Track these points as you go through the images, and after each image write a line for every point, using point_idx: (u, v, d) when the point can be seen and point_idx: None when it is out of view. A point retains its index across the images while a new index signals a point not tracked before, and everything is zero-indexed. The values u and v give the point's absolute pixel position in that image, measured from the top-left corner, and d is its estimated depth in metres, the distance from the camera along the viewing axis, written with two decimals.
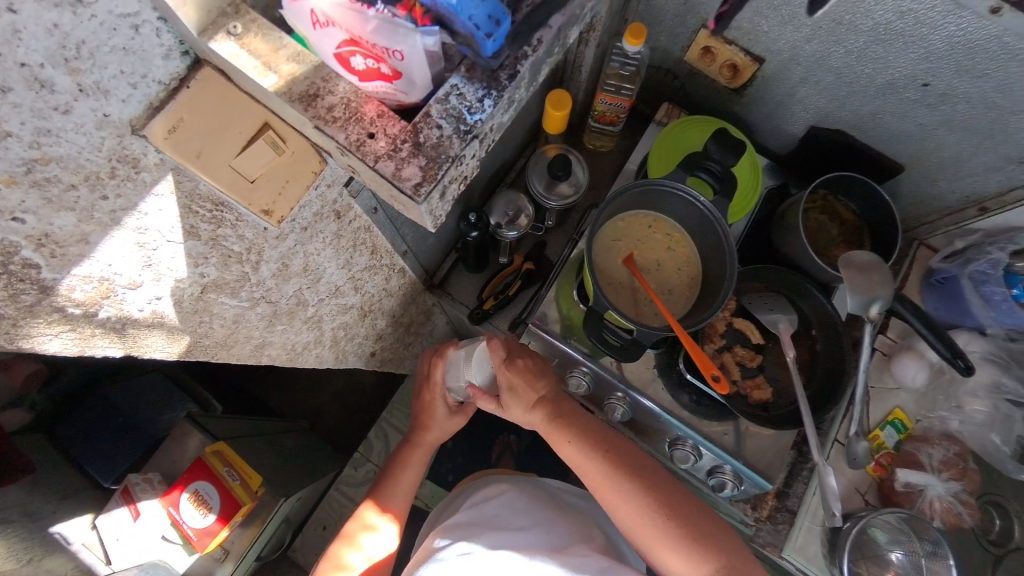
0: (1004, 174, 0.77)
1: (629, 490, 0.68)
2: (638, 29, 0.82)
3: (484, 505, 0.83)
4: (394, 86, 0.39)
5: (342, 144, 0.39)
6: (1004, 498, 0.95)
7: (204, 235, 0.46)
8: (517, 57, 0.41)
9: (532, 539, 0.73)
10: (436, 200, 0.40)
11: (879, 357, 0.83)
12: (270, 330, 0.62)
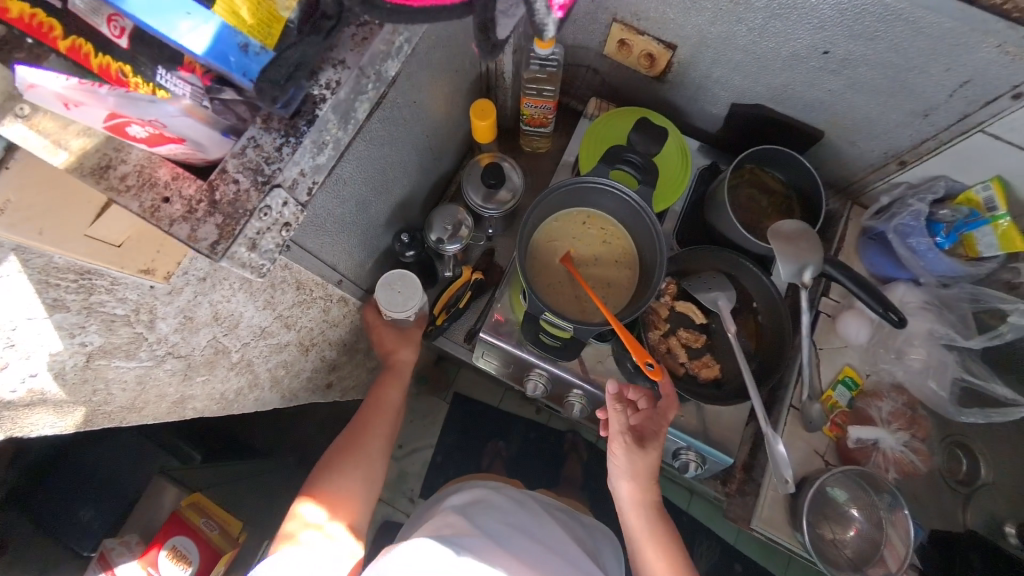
0: (914, 128, 0.77)
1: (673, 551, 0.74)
2: (546, 31, 0.82)
3: (471, 506, 0.84)
4: (186, 146, 0.42)
5: (140, 212, 0.40)
6: (963, 436, 0.97)
7: (74, 305, 0.44)
8: (313, 102, 0.43)
9: (518, 547, 0.75)
10: (245, 254, 0.41)
11: (824, 319, 0.84)
12: (189, 384, 0.60)
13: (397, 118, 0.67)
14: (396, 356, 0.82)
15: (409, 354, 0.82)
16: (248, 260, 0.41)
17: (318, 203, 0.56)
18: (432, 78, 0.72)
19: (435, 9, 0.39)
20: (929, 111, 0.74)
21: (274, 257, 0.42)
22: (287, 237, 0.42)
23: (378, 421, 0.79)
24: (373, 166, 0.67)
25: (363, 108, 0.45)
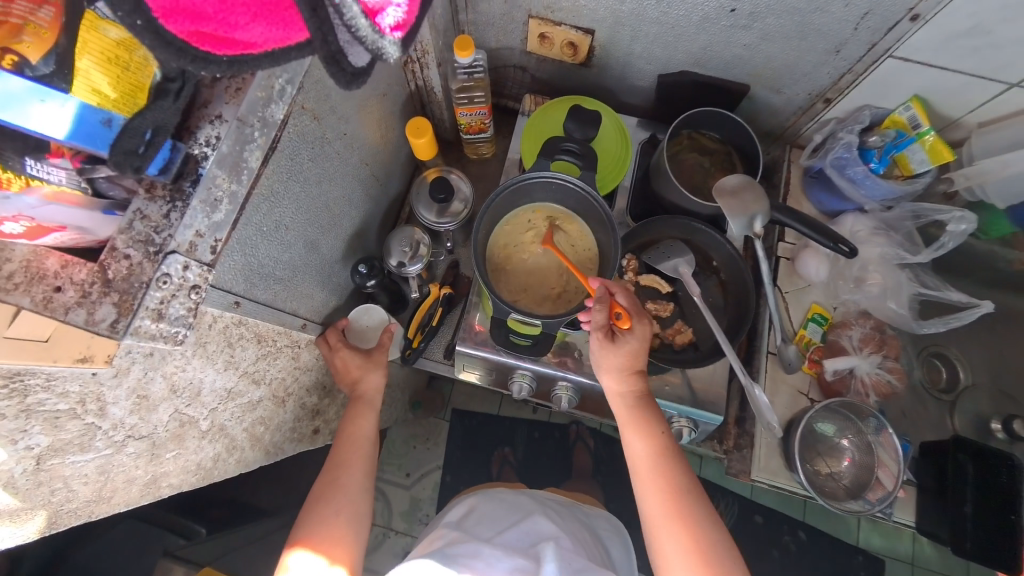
0: (830, 66, 0.78)
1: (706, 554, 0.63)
2: (465, 40, 0.80)
3: (465, 517, 0.89)
4: (74, 232, 0.37)
5: (30, 308, 0.35)
6: (937, 344, 1.01)
7: (7, 411, 0.36)
8: (197, 160, 0.40)
9: (513, 544, 0.80)
10: (151, 327, 0.38)
11: (785, 263, 0.87)
12: (157, 464, 0.52)
13: (325, 152, 0.65)
14: (364, 382, 0.76)
15: (379, 378, 0.77)
16: (157, 331, 0.38)
17: (257, 252, 0.55)
18: (358, 109, 0.71)
19: (278, 51, 0.33)
20: (840, 47, 0.74)
21: (187, 322, 0.40)
22: (198, 299, 0.40)
23: (352, 456, 0.75)
24: (312, 204, 0.66)
25: (255, 157, 0.43)
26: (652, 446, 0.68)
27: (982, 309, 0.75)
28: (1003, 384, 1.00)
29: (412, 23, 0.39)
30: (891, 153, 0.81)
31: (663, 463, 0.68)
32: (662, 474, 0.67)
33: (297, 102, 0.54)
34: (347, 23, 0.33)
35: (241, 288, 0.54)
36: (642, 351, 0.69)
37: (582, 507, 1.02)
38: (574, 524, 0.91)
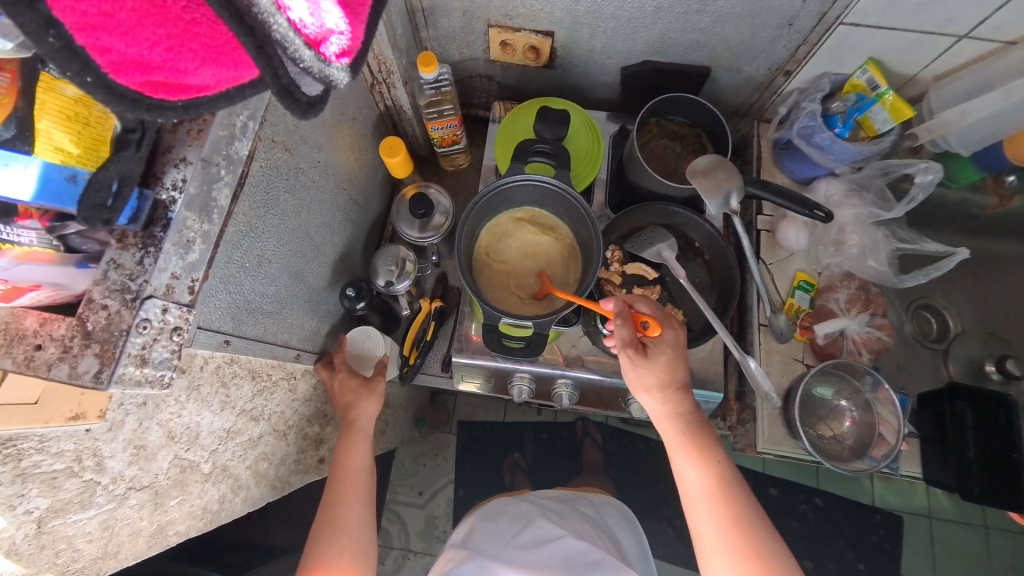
0: (786, 39, 0.77)
1: (751, 537, 0.59)
2: (429, 56, 0.76)
3: (473, 532, 0.93)
4: (47, 288, 0.39)
5: (10, 371, 0.35)
6: (925, 296, 1.03)
7: (3, 476, 0.35)
8: (165, 203, 0.39)
9: (518, 553, 0.83)
10: (132, 373, 0.36)
11: (766, 236, 0.88)
12: (162, 513, 0.52)
13: (299, 183, 0.64)
14: (357, 411, 0.74)
15: (373, 406, 0.75)
16: (143, 376, 0.37)
17: (241, 288, 0.54)
18: (329, 135, 0.71)
19: (232, 89, 0.33)
20: (793, 19, 0.74)
21: (173, 364, 0.38)
22: (182, 340, 0.38)
23: (349, 485, 0.72)
24: (293, 235, 0.65)
25: (224, 195, 0.41)
26: (683, 423, 0.65)
27: (960, 255, 0.75)
28: (991, 328, 1.01)
29: (359, 49, 0.38)
30: (853, 117, 0.79)
31: (697, 448, 0.64)
32: (699, 454, 0.64)
33: (263, 135, 0.54)
34: (293, 58, 0.31)
35: (230, 326, 0.53)
36: (679, 363, 0.66)
37: (592, 502, 1.03)
38: (583, 520, 0.92)
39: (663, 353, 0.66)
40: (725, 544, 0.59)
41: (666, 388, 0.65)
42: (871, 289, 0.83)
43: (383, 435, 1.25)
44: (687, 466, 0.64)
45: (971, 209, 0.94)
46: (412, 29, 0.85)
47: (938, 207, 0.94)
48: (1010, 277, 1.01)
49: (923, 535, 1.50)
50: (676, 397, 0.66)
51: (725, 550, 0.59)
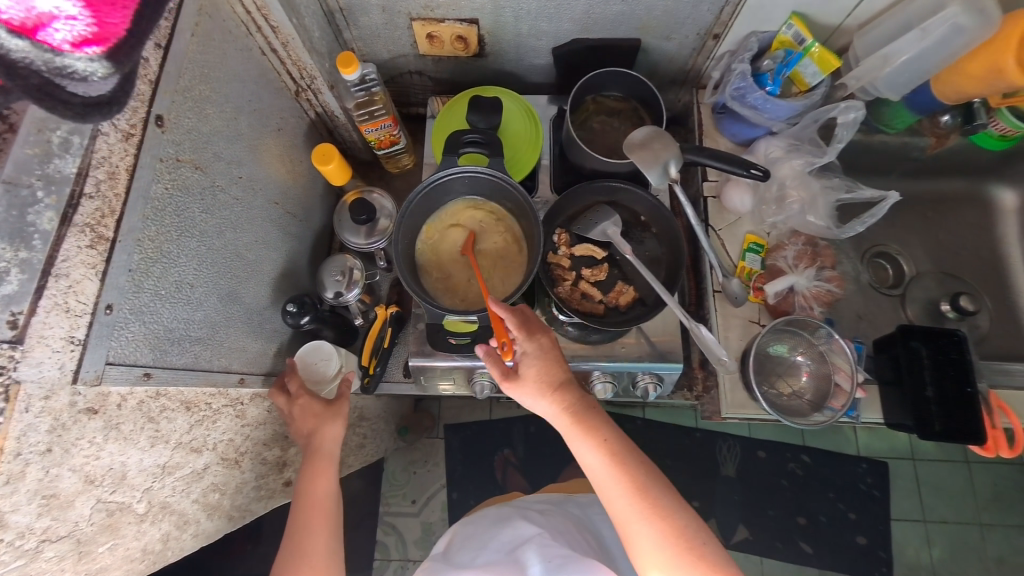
0: (710, 2, 0.75)
1: (656, 499, 0.58)
2: (349, 56, 0.72)
3: (452, 543, 0.92)
4: None
5: None
6: (882, 244, 1.03)
7: None
8: None
9: (499, 558, 0.82)
10: None
11: (713, 202, 0.87)
12: (93, 562, 0.49)
13: (218, 202, 0.61)
14: (320, 439, 0.70)
15: (337, 432, 0.71)
16: None
17: (159, 317, 0.52)
18: (250, 150, 0.67)
19: None
20: None
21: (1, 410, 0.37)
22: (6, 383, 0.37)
23: (315, 516, 0.67)
24: (218, 257, 0.61)
25: (48, 219, 0.40)
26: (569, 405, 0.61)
27: (891, 199, 0.76)
28: (945, 267, 1.01)
29: (122, 39, 0.33)
30: (783, 72, 0.77)
31: (588, 429, 0.60)
32: (592, 433, 0.60)
33: (164, 154, 0.51)
34: (11, 60, 0.30)
35: (151, 359, 0.51)
36: (551, 356, 0.63)
37: (577, 501, 1.01)
38: (563, 519, 0.91)
39: (535, 339, 0.63)
40: (643, 519, 0.57)
41: (540, 369, 0.62)
42: (818, 243, 0.83)
43: (363, 449, 1.22)
44: (588, 451, 0.60)
45: (915, 153, 0.93)
46: (332, 31, 0.80)
47: (883, 154, 0.94)
48: (958, 214, 1.01)
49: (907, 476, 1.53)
50: (551, 378, 0.62)
51: (644, 526, 0.57)
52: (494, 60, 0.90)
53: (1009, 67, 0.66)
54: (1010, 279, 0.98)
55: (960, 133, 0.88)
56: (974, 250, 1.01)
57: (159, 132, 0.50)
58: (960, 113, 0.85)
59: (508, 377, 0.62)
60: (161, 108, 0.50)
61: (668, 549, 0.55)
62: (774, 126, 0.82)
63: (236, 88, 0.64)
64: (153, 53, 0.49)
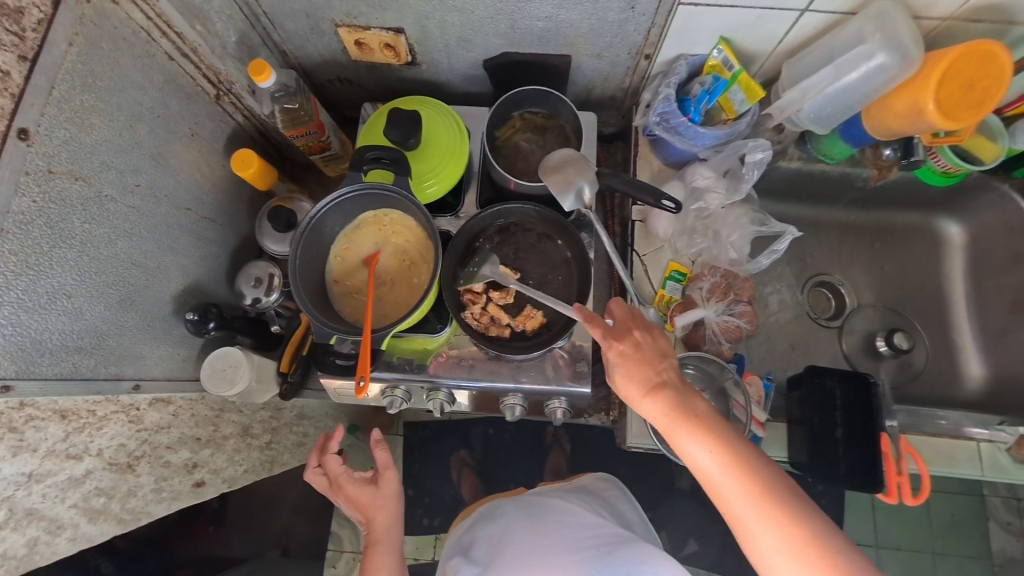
0: (635, 23, 0.72)
1: (802, 521, 0.50)
2: (262, 64, 0.71)
3: (473, 543, 0.88)
4: None
5: None
6: (827, 272, 1.00)
7: None
8: None
9: (542, 553, 0.77)
10: None
11: (640, 226, 0.84)
12: None
13: (108, 211, 0.61)
14: (377, 510, 0.82)
15: (392, 506, 0.82)
16: None
17: (25, 328, 0.52)
18: (151, 158, 0.67)
19: None
20: (635, 1, 0.68)
21: None
22: None
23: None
24: (108, 266, 0.61)
25: None
26: (683, 407, 0.57)
27: (789, 235, 0.76)
28: (889, 300, 0.99)
29: None
30: (705, 101, 0.74)
31: (675, 403, 0.57)
32: (700, 428, 0.55)
33: (31, 167, 0.50)
34: None
35: (19, 369, 0.52)
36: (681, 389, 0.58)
37: (582, 481, 1.00)
38: (576, 498, 0.90)
39: (647, 357, 0.61)
40: (781, 540, 0.49)
41: (658, 373, 0.60)
42: (736, 277, 0.81)
43: (302, 447, 1.18)
44: (732, 490, 0.52)
45: (859, 183, 0.90)
46: (256, 36, 0.78)
47: (825, 183, 0.91)
48: (905, 247, 0.98)
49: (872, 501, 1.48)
50: (678, 381, 0.59)
51: (757, 516, 0.51)
52: (428, 68, 0.87)
53: (930, 109, 0.65)
54: (950, 318, 0.96)
55: (900, 167, 0.83)
56: (919, 284, 0.98)
57: (23, 146, 0.49)
58: (899, 146, 0.81)
59: (644, 415, 0.60)
60: (25, 121, 0.49)
61: (807, 564, 0.48)
62: (700, 154, 0.80)
63: (132, 96, 0.63)
64: (14, 64, 0.49)
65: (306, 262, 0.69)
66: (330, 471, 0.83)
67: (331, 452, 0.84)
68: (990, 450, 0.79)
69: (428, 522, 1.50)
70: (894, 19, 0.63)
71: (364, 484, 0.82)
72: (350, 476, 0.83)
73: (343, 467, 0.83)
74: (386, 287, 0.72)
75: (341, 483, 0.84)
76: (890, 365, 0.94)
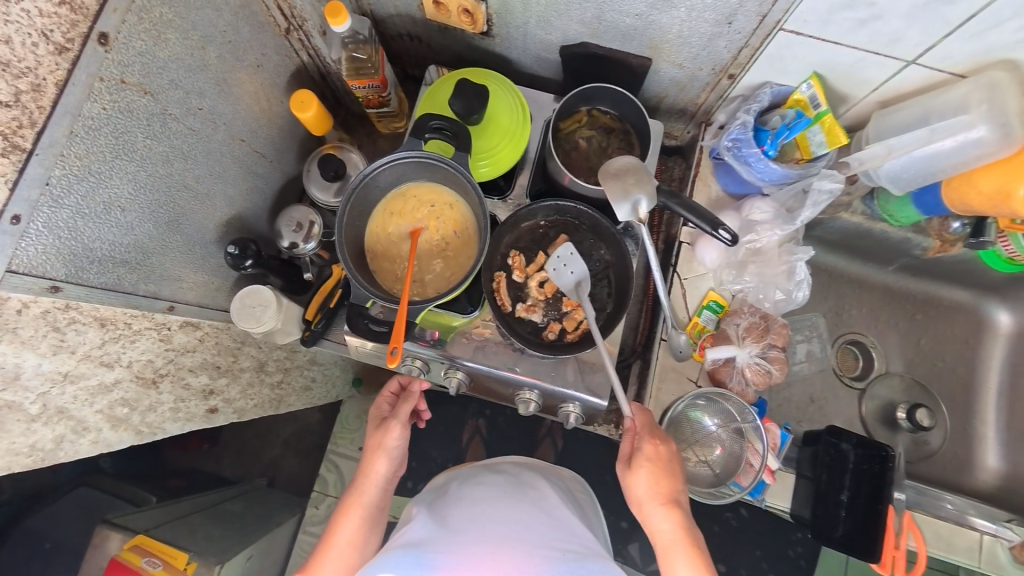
0: (726, 38, 0.68)
1: (700, 547, 0.61)
2: (339, 5, 0.69)
3: (440, 502, 0.78)
4: None
5: None
6: (862, 332, 0.98)
7: None
8: None
9: (508, 531, 0.68)
10: None
11: (686, 248, 0.83)
12: None
13: (168, 130, 0.61)
14: (372, 461, 0.78)
15: (384, 462, 0.78)
16: None
17: (79, 234, 0.53)
18: (215, 83, 0.67)
19: None
20: (732, 17, 0.65)
21: None
22: None
23: (331, 549, 0.72)
24: (161, 184, 0.62)
25: None
26: (661, 455, 0.65)
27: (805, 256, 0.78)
28: (917, 374, 0.97)
29: None
30: (785, 136, 0.72)
31: (662, 482, 0.64)
32: (657, 471, 0.64)
33: (105, 74, 0.51)
34: None
35: (66, 272, 0.53)
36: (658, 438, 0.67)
37: (561, 475, 0.94)
38: (553, 498, 0.80)
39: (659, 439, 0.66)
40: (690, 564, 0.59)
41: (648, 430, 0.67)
42: (772, 321, 0.79)
43: (309, 391, 1.20)
44: (680, 563, 0.59)
45: (916, 250, 0.87)
46: None
47: (881, 243, 0.89)
48: (945, 323, 0.96)
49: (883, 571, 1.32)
50: (675, 466, 0.66)
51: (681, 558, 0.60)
52: (500, 42, 0.84)
53: (1018, 195, 0.63)
54: (977, 406, 0.94)
55: (964, 244, 0.82)
56: (951, 364, 0.96)
57: (101, 51, 0.49)
58: (971, 222, 0.78)
59: (628, 484, 0.64)
60: (106, 26, 0.49)
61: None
62: (764, 188, 0.78)
63: (207, 16, 0.62)
64: None
65: (372, 282, 0.70)
66: (382, 401, 0.86)
67: (391, 382, 0.88)
68: (990, 545, 0.78)
69: (411, 486, 1.43)
70: (1005, 91, 0.60)
71: (378, 429, 0.81)
72: (380, 413, 0.85)
73: (383, 403, 0.86)
74: (458, 241, 0.73)
75: (376, 416, 0.84)
76: (905, 438, 0.93)
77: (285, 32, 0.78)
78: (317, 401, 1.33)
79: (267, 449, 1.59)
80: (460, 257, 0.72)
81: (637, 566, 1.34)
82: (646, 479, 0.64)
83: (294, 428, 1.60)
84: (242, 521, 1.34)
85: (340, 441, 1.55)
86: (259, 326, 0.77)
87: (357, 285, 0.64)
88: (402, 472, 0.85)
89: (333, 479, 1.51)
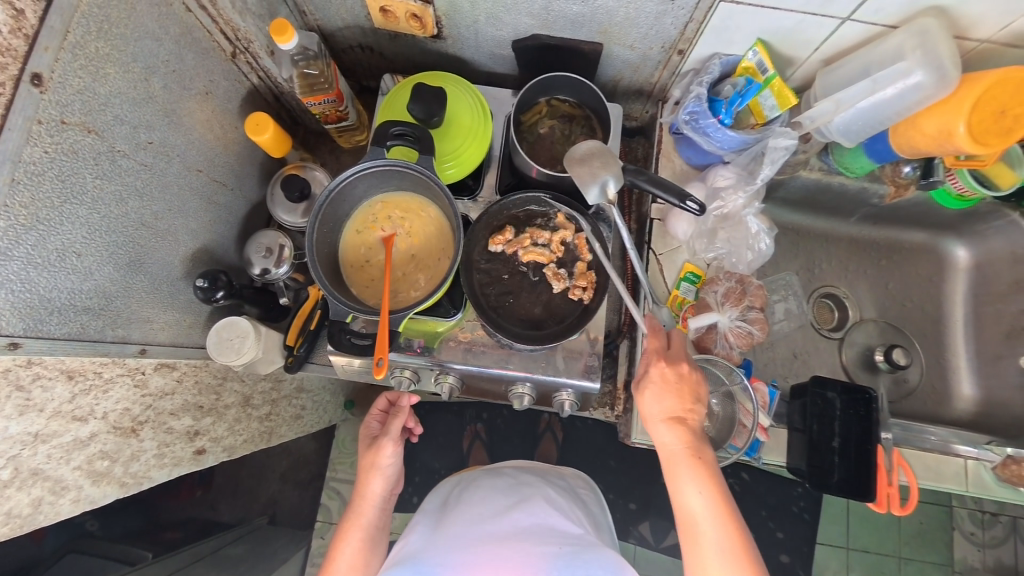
0: (672, 16, 0.70)
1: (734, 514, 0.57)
2: (284, 23, 0.68)
3: (443, 509, 0.77)
4: None
5: None
6: (834, 284, 1.02)
7: None
8: None
9: (503, 537, 0.67)
10: None
11: (658, 224, 0.85)
12: None
13: (119, 167, 0.59)
14: (367, 482, 0.76)
15: (380, 482, 0.76)
16: None
17: (34, 285, 0.51)
18: (164, 114, 0.65)
19: None
20: None
21: None
22: None
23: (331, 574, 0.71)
24: (118, 225, 0.60)
25: None
26: (681, 407, 0.62)
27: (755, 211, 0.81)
28: (890, 317, 1.01)
29: None
30: (738, 103, 0.74)
31: (672, 396, 0.63)
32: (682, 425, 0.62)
33: (42, 115, 0.48)
34: None
35: (23, 327, 0.50)
36: (686, 384, 0.64)
37: (560, 472, 0.92)
38: (556, 494, 0.79)
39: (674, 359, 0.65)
40: (718, 530, 0.56)
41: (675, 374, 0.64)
42: (749, 285, 0.81)
43: (300, 419, 1.17)
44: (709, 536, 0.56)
45: (874, 199, 0.91)
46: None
47: (841, 197, 0.93)
48: (908, 265, 1.01)
49: (881, 512, 1.38)
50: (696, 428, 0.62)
51: (707, 517, 0.57)
52: (452, 43, 0.84)
53: (959, 132, 0.67)
54: (946, 339, 0.98)
55: (917, 187, 0.86)
56: (919, 303, 1.01)
57: (36, 92, 0.47)
58: (920, 165, 0.83)
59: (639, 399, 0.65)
60: (38, 65, 0.47)
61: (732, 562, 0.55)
62: (725, 156, 0.80)
63: (146, 46, 0.60)
64: (29, 3, 0.47)
65: (349, 297, 0.68)
66: (373, 416, 0.83)
67: (378, 398, 0.84)
68: (975, 468, 0.82)
69: (417, 501, 1.41)
70: (935, 36, 0.64)
71: (370, 448, 0.78)
72: (371, 428, 0.82)
73: (372, 421, 0.83)
74: (419, 230, 0.72)
75: (368, 432, 0.81)
76: (886, 380, 0.97)
77: (233, 56, 0.76)
78: (311, 429, 1.29)
79: (265, 485, 1.55)
80: (437, 259, 0.72)
81: (648, 544, 1.36)
82: (672, 436, 0.61)
83: (292, 461, 1.57)
84: (246, 563, 1.29)
85: (338, 466, 1.54)
86: (241, 359, 0.75)
87: (334, 301, 0.63)
88: (400, 486, 0.82)
89: (335, 506, 1.50)
